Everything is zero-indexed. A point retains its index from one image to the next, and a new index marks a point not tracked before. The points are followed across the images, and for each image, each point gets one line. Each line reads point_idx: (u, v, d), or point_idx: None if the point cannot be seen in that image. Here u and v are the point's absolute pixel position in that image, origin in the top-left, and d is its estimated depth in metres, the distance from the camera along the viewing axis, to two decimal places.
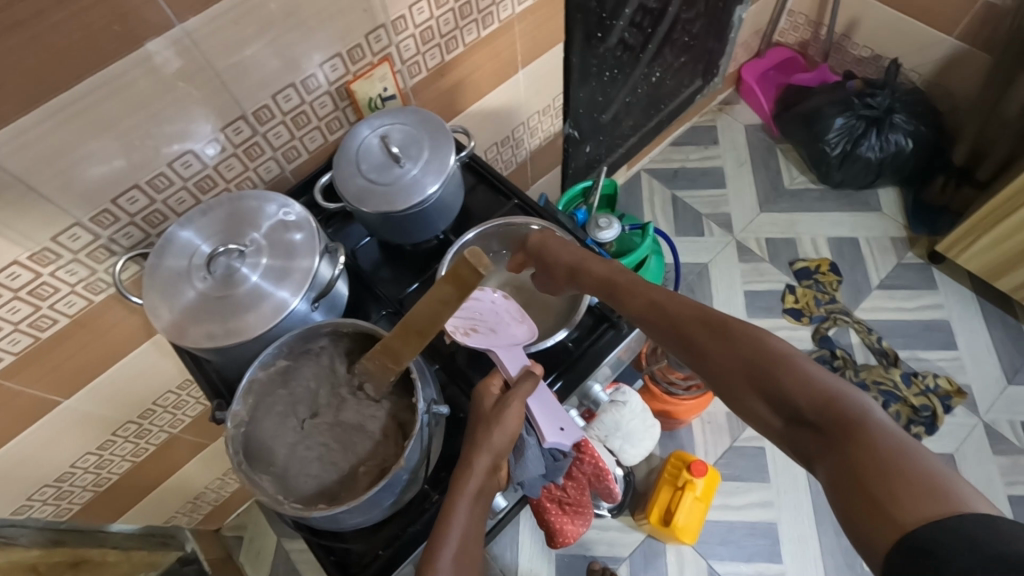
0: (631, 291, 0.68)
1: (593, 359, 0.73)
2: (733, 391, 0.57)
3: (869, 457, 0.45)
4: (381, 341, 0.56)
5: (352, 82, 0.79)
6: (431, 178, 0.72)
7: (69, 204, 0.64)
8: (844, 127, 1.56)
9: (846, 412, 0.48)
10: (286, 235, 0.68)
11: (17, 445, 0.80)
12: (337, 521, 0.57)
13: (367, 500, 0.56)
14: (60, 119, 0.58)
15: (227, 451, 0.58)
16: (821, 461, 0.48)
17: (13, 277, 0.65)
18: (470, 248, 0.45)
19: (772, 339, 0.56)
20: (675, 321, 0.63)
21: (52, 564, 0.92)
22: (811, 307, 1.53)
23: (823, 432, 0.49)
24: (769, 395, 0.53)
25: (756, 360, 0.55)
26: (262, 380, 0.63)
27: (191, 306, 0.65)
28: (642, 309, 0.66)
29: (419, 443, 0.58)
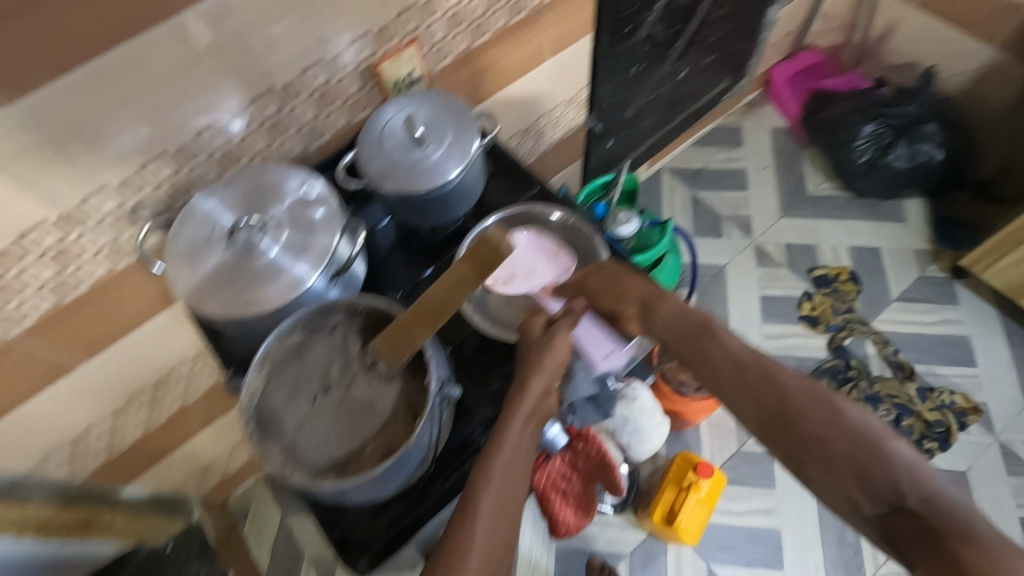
0: (715, 340, 0.64)
1: None
2: (819, 466, 0.55)
3: (980, 563, 0.45)
4: (395, 321, 0.56)
5: (380, 63, 0.79)
6: (453, 162, 0.72)
7: (97, 169, 0.65)
8: (873, 134, 1.53)
9: (950, 515, 0.49)
10: (306, 212, 0.68)
11: (35, 404, 0.82)
12: (343, 496, 0.58)
13: (374, 476, 0.57)
14: (90, 84, 0.58)
15: (239, 420, 0.60)
16: (915, 555, 0.49)
17: (40, 238, 0.66)
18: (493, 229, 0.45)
19: (873, 423, 0.55)
20: (764, 380, 0.60)
21: (60, 525, 0.93)
22: (828, 315, 1.51)
23: (922, 524, 0.49)
24: (864, 481, 0.52)
25: (856, 441, 0.54)
26: (277, 353, 0.64)
27: (210, 275, 0.65)
28: (725, 358, 0.63)
29: (429, 423, 0.59)
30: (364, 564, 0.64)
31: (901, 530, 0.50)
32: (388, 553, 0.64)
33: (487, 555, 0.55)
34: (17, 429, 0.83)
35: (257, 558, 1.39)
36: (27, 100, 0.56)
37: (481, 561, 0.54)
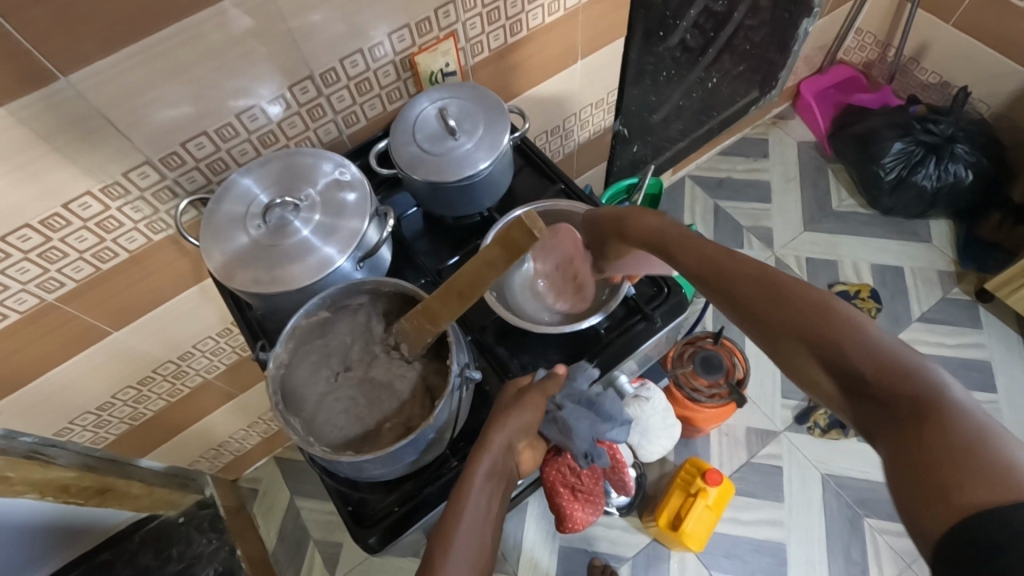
0: (674, 244, 0.59)
1: (618, 353, 0.73)
2: (783, 351, 0.48)
3: (938, 442, 0.37)
4: (421, 302, 0.58)
5: (416, 54, 0.81)
6: (483, 154, 0.74)
7: (142, 143, 0.67)
8: (902, 151, 1.52)
9: (914, 389, 0.40)
10: (338, 194, 0.70)
11: (67, 368, 0.84)
12: (360, 471, 0.59)
13: (391, 453, 0.58)
14: (139, 60, 0.60)
15: (266, 390, 0.61)
16: (878, 435, 0.41)
17: (84, 207, 0.68)
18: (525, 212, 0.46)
19: (838, 303, 0.46)
20: (722, 276, 0.53)
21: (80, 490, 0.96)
22: None
23: (881, 403, 0.41)
24: (821, 357, 0.45)
25: (809, 321, 0.46)
26: (303, 328, 0.66)
27: (242, 251, 0.67)
28: (685, 263, 0.57)
29: (448, 405, 0.60)
30: (376, 540, 0.65)
31: (866, 412, 0.42)
32: (398, 532, 0.65)
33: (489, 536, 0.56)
34: (48, 391, 0.85)
35: (265, 537, 1.41)
36: (82, 73, 0.58)
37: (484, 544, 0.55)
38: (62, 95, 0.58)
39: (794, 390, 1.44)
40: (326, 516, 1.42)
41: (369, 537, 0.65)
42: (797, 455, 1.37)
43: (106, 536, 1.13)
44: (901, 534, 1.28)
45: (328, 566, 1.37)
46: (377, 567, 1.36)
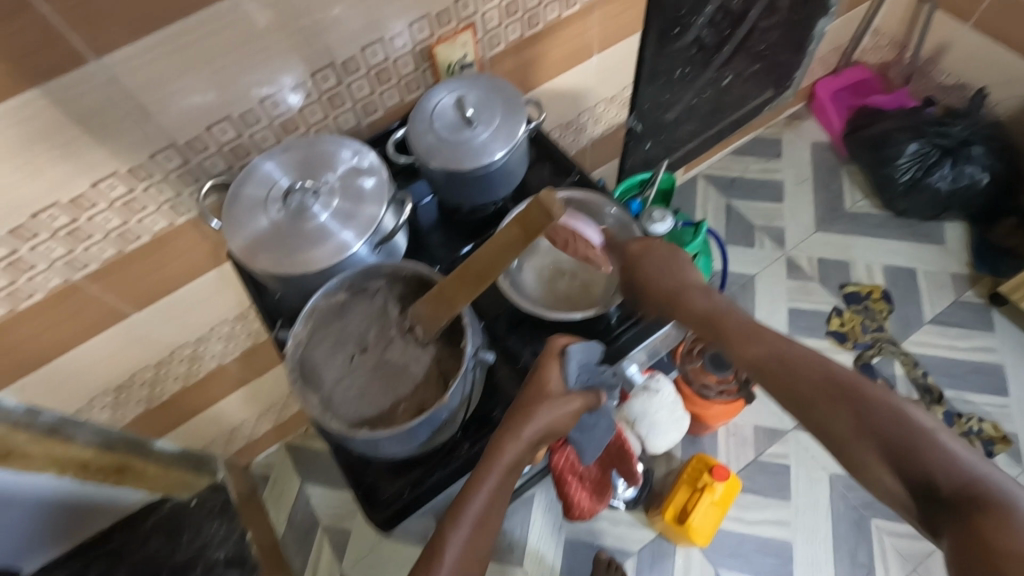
0: (731, 327, 0.66)
1: (626, 344, 0.74)
2: (853, 453, 0.55)
3: (999, 534, 0.46)
4: (436, 286, 0.59)
5: (435, 45, 0.82)
6: (499, 144, 0.75)
7: (168, 127, 0.69)
8: (917, 153, 1.51)
9: (982, 493, 0.49)
10: (357, 180, 0.71)
11: (90, 348, 0.87)
12: (375, 448, 0.61)
13: (406, 430, 0.60)
14: (168, 46, 0.62)
15: (286, 366, 0.64)
16: (943, 526, 0.49)
17: (111, 187, 0.70)
18: (544, 192, 0.48)
19: (909, 409, 0.55)
20: (788, 371, 0.60)
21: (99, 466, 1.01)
22: (857, 332, 1.50)
23: (949, 502, 0.50)
24: (894, 460, 0.53)
25: (882, 428, 0.54)
26: (322, 309, 0.67)
27: (263, 233, 0.69)
28: (747, 353, 0.64)
29: (462, 385, 0.62)
30: (387, 517, 0.67)
31: (933, 512, 0.50)
32: (408, 510, 0.67)
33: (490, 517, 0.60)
34: (72, 369, 0.88)
35: (275, 523, 1.43)
36: (113, 56, 0.60)
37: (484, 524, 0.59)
38: (93, 78, 0.60)
39: None
40: (335, 503, 1.44)
41: (380, 514, 0.67)
42: (804, 455, 1.37)
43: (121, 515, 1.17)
44: (909, 536, 1.27)
45: (336, 553, 1.39)
46: (385, 555, 1.37)
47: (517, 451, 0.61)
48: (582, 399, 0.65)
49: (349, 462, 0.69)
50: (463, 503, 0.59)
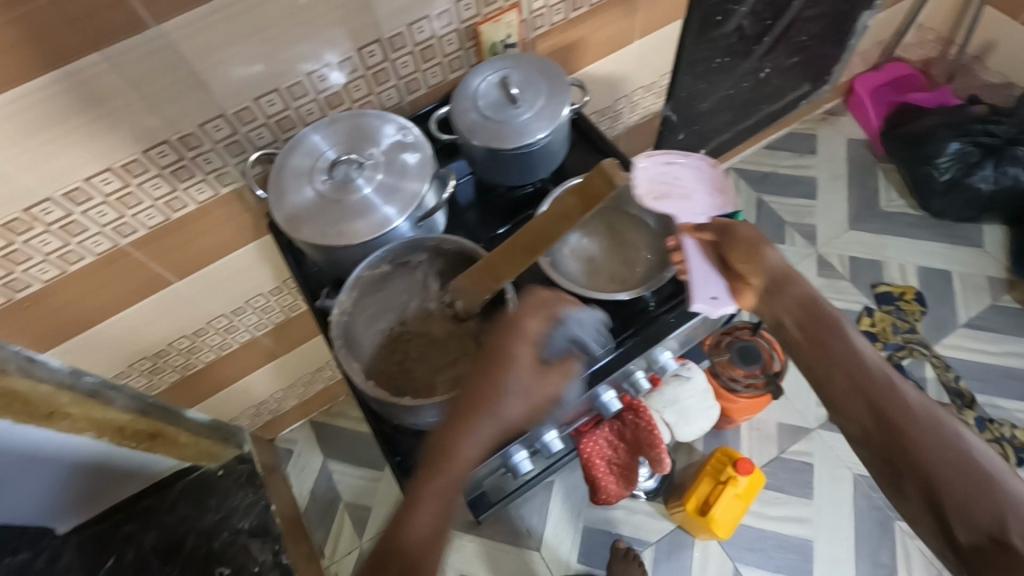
0: (829, 332, 0.64)
1: (662, 330, 0.73)
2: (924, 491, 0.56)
3: None
4: (483, 260, 0.60)
5: (480, 24, 0.81)
6: (543, 124, 0.75)
7: (219, 96, 0.70)
8: (958, 152, 1.48)
9: None
10: (401, 155, 0.72)
11: (133, 314, 0.89)
12: (415, 416, 0.62)
13: (446, 400, 0.61)
14: (224, 14, 0.63)
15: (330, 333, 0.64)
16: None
17: (162, 155, 0.71)
18: (607, 161, 0.49)
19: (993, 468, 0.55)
20: (875, 398, 0.60)
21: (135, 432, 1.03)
22: (888, 333, 1.47)
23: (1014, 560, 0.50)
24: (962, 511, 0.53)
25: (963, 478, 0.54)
26: (365, 279, 0.68)
27: (308, 203, 0.70)
28: (836, 367, 0.63)
29: None
30: None
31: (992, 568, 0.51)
32: None
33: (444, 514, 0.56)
34: (114, 334, 0.90)
35: (298, 496, 1.45)
36: (173, 22, 0.60)
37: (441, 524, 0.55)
38: (152, 44, 0.61)
39: None
40: (357, 480, 1.46)
41: (410, 484, 0.68)
42: (829, 453, 1.35)
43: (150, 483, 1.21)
44: None
45: (356, 528, 1.41)
46: None
47: (480, 438, 0.58)
48: (561, 372, 0.61)
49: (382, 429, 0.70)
50: (444, 461, 0.57)
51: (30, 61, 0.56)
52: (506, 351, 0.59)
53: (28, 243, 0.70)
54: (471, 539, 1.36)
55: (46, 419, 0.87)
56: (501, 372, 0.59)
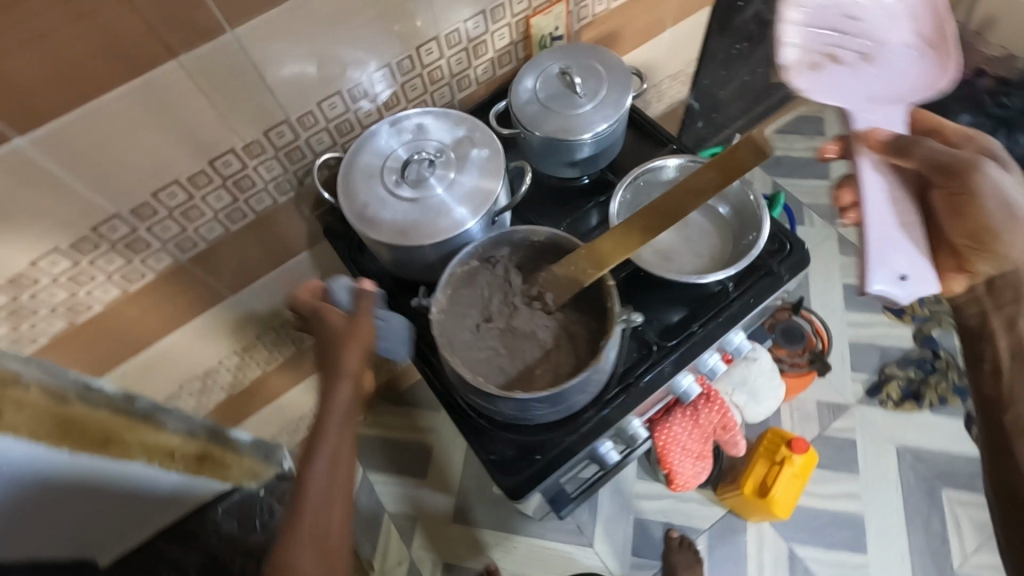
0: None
1: (739, 312, 0.72)
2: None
3: None
4: (586, 245, 0.63)
5: (531, 17, 0.81)
6: (608, 113, 0.75)
7: (285, 102, 0.68)
8: (970, 125, 1.50)
9: None
10: (470, 151, 0.71)
11: (189, 331, 0.87)
12: (523, 411, 0.63)
13: (556, 393, 0.62)
14: (295, 15, 0.61)
15: (434, 331, 0.65)
16: None
17: (226, 164, 0.70)
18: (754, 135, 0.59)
19: None
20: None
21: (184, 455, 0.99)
22: (915, 306, 1.48)
23: None
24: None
25: None
26: (457, 276, 0.67)
27: (384, 205, 0.69)
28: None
29: (612, 348, 0.64)
30: (515, 486, 0.67)
31: None
32: (539, 479, 0.68)
33: (337, 484, 0.59)
34: (172, 352, 0.89)
35: None
36: (246, 26, 0.59)
37: (335, 495, 0.58)
38: (226, 48, 0.59)
39: (863, 364, 1.44)
40: (399, 490, 1.44)
41: (508, 480, 0.68)
42: (869, 428, 1.37)
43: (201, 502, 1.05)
44: (978, 506, 1.28)
45: (404, 538, 1.39)
46: (454, 539, 1.38)
47: (338, 404, 0.61)
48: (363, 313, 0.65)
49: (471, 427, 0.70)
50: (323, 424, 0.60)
51: (109, 71, 0.54)
52: (331, 326, 0.64)
53: (92, 262, 0.68)
54: (519, 540, 1.36)
55: (100, 445, 0.80)
56: (339, 339, 0.63)
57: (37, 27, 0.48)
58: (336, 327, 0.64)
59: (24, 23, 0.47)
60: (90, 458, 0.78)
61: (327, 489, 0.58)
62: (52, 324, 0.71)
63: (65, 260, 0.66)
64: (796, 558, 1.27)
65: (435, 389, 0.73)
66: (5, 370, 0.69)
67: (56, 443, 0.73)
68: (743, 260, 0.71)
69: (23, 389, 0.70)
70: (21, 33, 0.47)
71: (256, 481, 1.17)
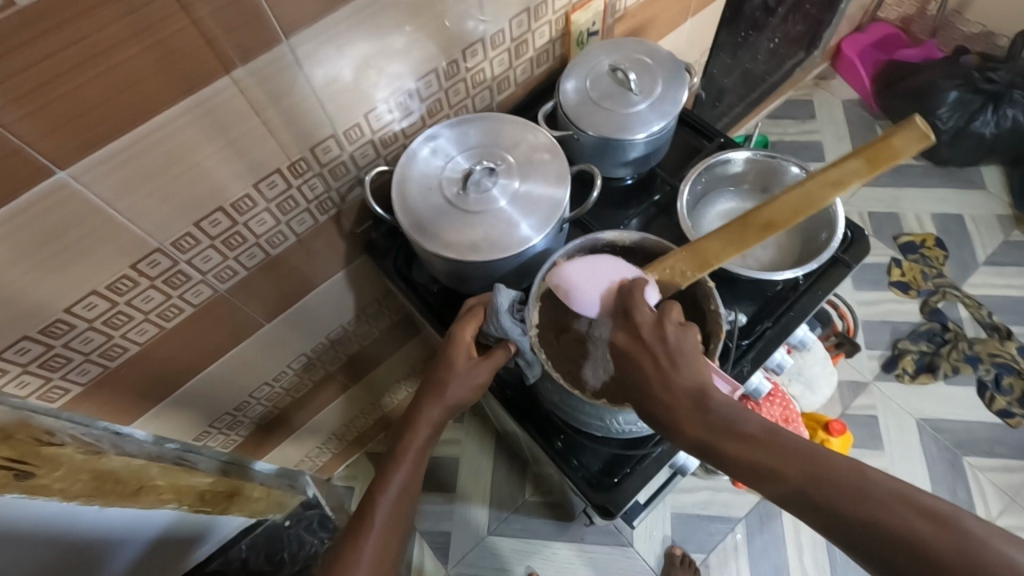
0: None
1: (810, 306, 0.71)
2: None
3: None
4: (687, 248, 0.60)
5: (572, 13, 0.78)
6: (666, 111, 0.72)
7: (334, 115, 0.64)
8: (959, 101, 1.56)
9: None
10: (533, 160, 0.69)
11: (222, 365, 0.82)
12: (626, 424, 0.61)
13: None
14: (349, 21, 0.57)
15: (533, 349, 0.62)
16: None
17: (271, 186, 0.65)
18: (916, 120, 0.53)
19: None
20: None
21: (215, 496, 0.88)
22: (919, 281, 1.52)
23: None
24: None
25: None
26: (542, 291, 0.65)
27: (448, 220, 0.65)
28: None
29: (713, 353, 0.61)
30: (609, 502, 0.65)
31: None
32: (631, 493, 0.65)
33: (400, 513, 0.61)
34: (205, 389, 0.83)
35: None
36: (301, 35, 0.54)
37: (388, 545, 0.59)
38: (281, 60, 0.55)
39: (876, 341, 1.47)
40: (429, 506, 1.39)
41: (600, 497, 0.65)
42: (890, 403, 1.40)
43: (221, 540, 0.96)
44: (1000, 470, 1.32)
45: (440, 556, 1.34)
46: (490, 552, 1.34)
47: (422, 438, 0.63)
48: (489, 363, 0.63)
49: (550, 440, 0.69)
50: (395, 462, 0.62)
51: (162, 91, 0.49)
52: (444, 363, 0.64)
53: (130, 302, 0.63)
54: (559, 546, 1.34)
55: (134, 494, 0.71)
56: (444, 379, 0.63)
57: (90, 45, 0.43)
58: (455, 364, 0.64)
59: (78, 43, 0.43)
60: (121, 509, 0.69)
61: (386, 533, 0.59)
62: (85, 372, 0.66)
63: (102, 302, 0.60)
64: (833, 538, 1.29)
65: (508, 408, 0.71)
66: (40, 427, 0.62)
67: (89, 498, 0.64)
68: (823, 253, 0.70)
69: (59, 445, 0.63)
70: (74, 54, 0.43)
71: (280, 513, 1.05)
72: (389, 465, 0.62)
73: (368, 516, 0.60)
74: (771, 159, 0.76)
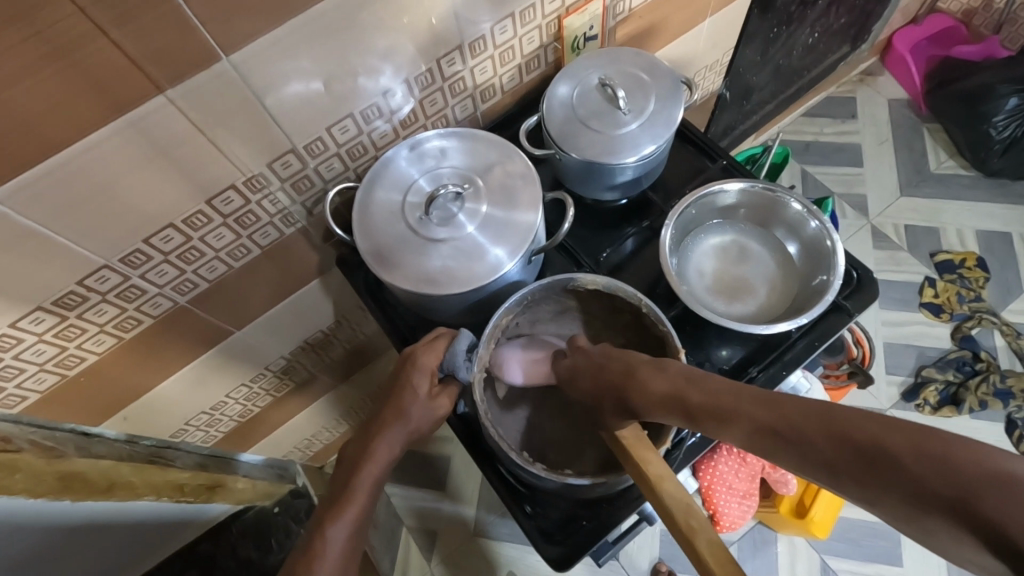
0: None
1: (794, 361, 0.64)
2: None
3: None
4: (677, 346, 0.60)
5: (564, 17, 0.71)
6: (656, 132, 0.66)
7: (291, 131, 0.60)
8: (1016, 108, 1.40)
9: None
10: (506, 183, 0.64)
11: (189, 372, 0.80)
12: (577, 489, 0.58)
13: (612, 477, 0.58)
14: (300, 36, 0.53)
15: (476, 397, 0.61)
16: None
17: (226, 202, 0.62)
18: None
19: None
20: None
21: (197, 488, 0.85)
22: (953, 303, 1.40)
23: None
24: None
25: None
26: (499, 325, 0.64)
27: (409, 245, 0.62)
28: None
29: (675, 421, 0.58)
30: (564, 556, 0.62)
31: None
32: (589, 547, 0.62)
33: (357, 541, 0.54)
34: (172, 395, 0.82)
35: None
36: (243, 50, 0.50)
37: None
38: (224, 77, 0.51)
39: (899, 365, 1.38)
40: (417, 502, 1.39)
41: (554, 549, 0.63)
42: None
43: (205, 527, 0.90)
44: None
45: (425, 552, 1.35)
46: (476, 552, 1.34)
47: (381, 465, 0.58)
48: (449, 394, 0.61)
49: (505, 481, 0.65)
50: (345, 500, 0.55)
51: (92, 111, 0.46)
52: (405, 390, 0.60)
53: (81, 315, 0.61)
54: None
55: (106, 490, 0.66)
56: (406, 405, 0.59)
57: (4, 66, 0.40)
58: (418, 390, 0.60)
59: None
60: (95, 505, 0.64)
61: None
62: (42, 380, 0.65)
63: (49, 316, 0.59)
64: (831, 571, 1.23)
65: (467, 443, 0.67)
66: None
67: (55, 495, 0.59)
68: (815, 306, 0.63)
69: (12, 450, 0.60)
70: None
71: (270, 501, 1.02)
72: (344, 496, 0.56)
73: (319, 550, 0.53)
74: (771, 192, 0.70)
